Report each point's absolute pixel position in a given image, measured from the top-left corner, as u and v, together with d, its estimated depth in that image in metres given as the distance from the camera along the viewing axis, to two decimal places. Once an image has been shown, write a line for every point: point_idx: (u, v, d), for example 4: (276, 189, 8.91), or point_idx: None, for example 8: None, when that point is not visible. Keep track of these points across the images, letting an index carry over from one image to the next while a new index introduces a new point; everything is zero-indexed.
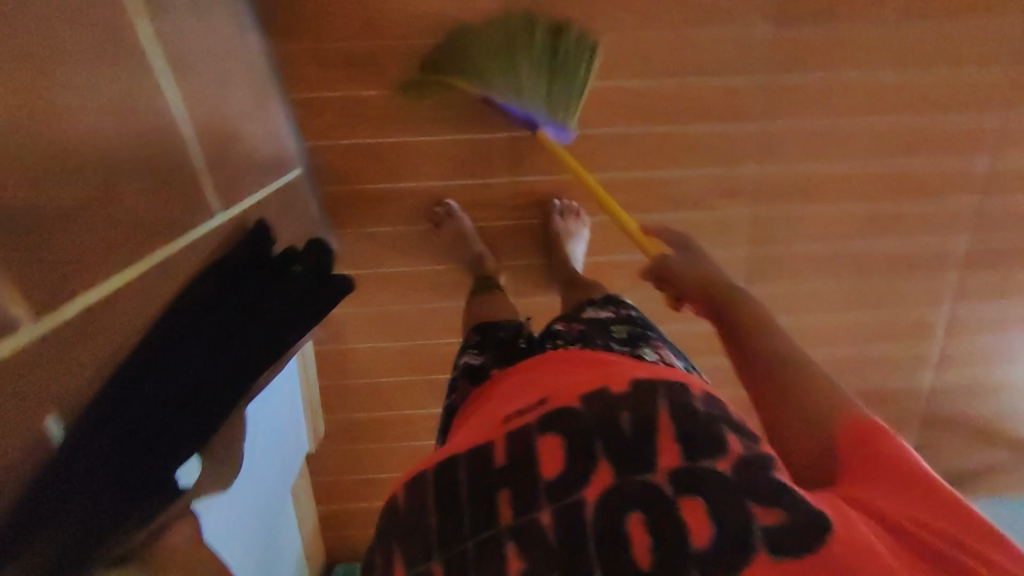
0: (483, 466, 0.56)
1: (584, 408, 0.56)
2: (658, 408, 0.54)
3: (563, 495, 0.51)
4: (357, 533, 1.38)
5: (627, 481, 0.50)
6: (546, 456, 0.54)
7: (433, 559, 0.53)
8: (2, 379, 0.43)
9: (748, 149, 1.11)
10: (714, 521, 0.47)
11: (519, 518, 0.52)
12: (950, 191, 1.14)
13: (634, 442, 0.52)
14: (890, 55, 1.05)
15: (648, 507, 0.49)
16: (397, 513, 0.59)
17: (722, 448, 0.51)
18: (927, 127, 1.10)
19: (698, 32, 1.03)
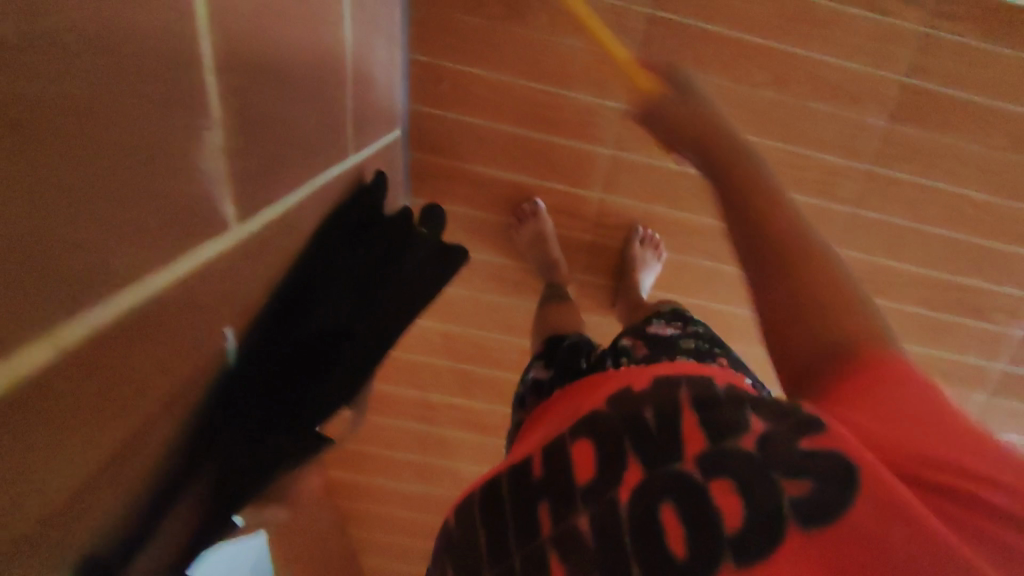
0: (521, 481, 0.53)
1: (611, 407, 0.51)
2: (682, 398, 0.47)
3: (597, 495, 0.47)
4: (348, 504, 1.35)
5: (655, 474, 0.45)
6: (578, 457, 0.50)
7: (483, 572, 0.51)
8: (202, 281, 0.40)
9: (832, 228, 1.15)
10: (745, 500, 0.41)
11: (558, 527, 0.48)
12: (1001, 312, 1.21)
13: (660, 437, 0.46)
14: (987, 176, 1.10)
15: (681, 494, 0.43)
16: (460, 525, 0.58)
17: (745, 426, 0.43)
18: (1001, 253, 1.15)
19: (821, 107, 1.07)
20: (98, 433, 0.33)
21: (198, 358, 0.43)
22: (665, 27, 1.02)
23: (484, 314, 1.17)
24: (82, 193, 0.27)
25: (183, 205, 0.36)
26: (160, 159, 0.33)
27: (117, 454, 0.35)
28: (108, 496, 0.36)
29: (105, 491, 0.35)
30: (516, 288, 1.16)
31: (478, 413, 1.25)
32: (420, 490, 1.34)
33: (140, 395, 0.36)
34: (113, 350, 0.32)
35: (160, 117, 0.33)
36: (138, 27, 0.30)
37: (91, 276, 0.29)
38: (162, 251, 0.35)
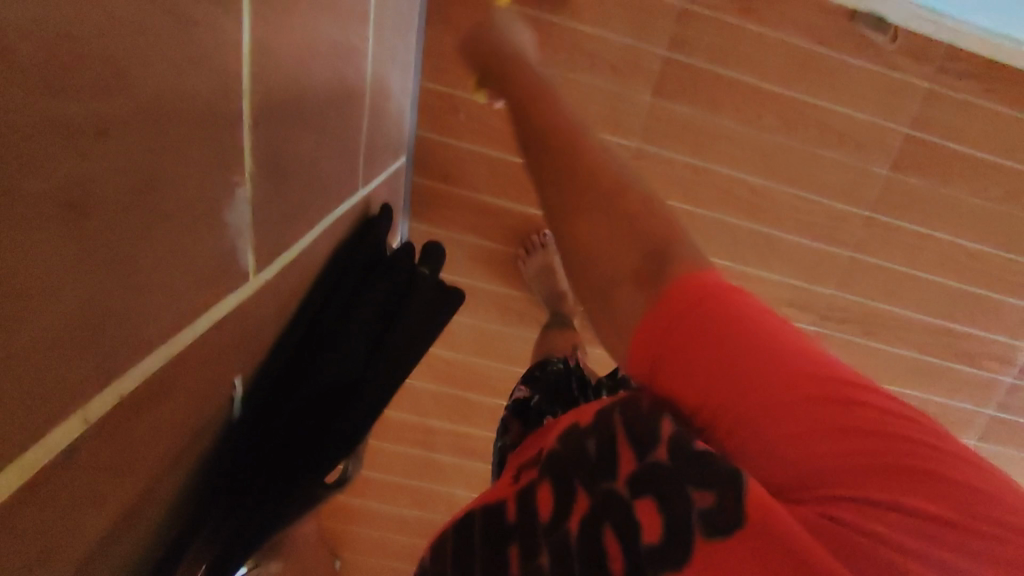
0: (494, 520, 0.53)
1: (561, 441, 0.51)
2: (612, 422, 0.46)
3: (554, 529, 0.47)
4: (338, 528, 1.33)
5: (598, 501, 0.45)
6: (540, 496, 0.50)
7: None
8: (216, 336, 0.39)
9: (834, 272, 1.16)
10: (665, 516, 0.40)
11: (526, 566, 0.48)
12: (992, 359, 1.22)
13: (598, 461, 0.46)
14: (984, 227, 1.12)
15: (614, 515, 0.43)
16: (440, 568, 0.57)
17: (659, 436, 0.42)
18: (996, 302, 1.17)
19: (825, 153, 1.08)
20: (110, 499, 0.32)
21: (210, 407, 0.42)
22: (678, 69, 1.03)
23: (485, 341, 1.16)
24: (107, 256, 0.26)
25: (208, 259, 0.36)
26: (188, 213, 0.33)
27: (116, 518, 0.34)
28: (105, 558, 0.34)
29: (110, 551, 0.35)
30: (518, 316, 1.16)
31: (472, 439, 1.24)
32: (409, 515, 1.31)
33: (149, 454, 0.35)
34: (130, 413, 0.32)
35: (191, 176, 0.33)
36: (180, 86, 0.30)
37: (110, 337, 0.28)
38: (185, 309, 0.35)
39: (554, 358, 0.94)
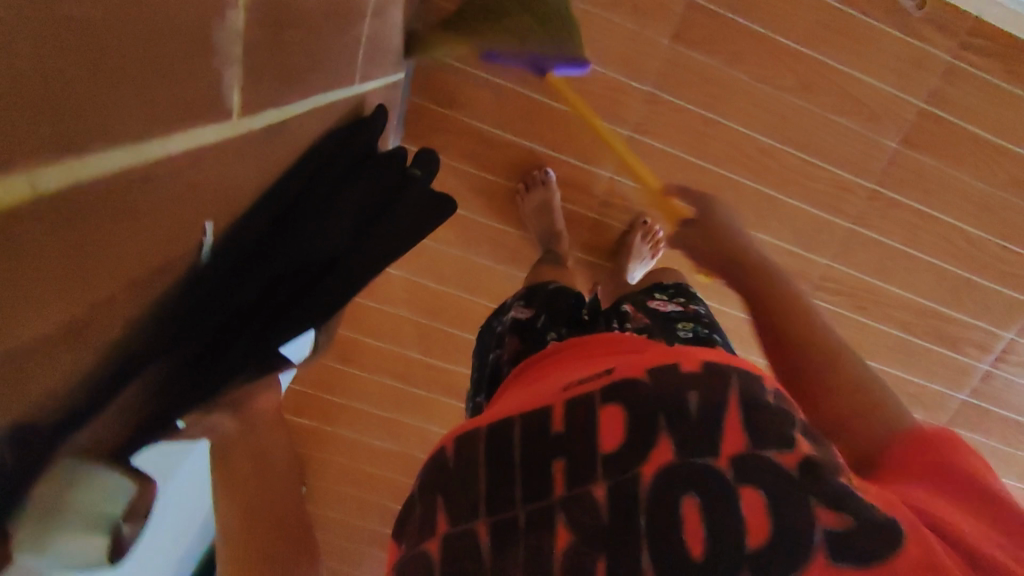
0: (535, 428, 0.55)
1: (652, 380, 0.53)
2: (731, 393, 0.51)
3: (617, 468, 0.50)
4: (307, 453, 1.31)
5: (684, 463, 0.48)
6: (606, 423, 0.52)
7: (479, 517, 0.53)
8: (196, 168, 0.36)
9: (833, 244, 1.14)
10: (774, 515, 0.44)
11: (572, 490, 0.50)
12: (972, 345, 1.23)
13: (698, 424, 0.49)
14: (985, 213, 1.11)
15: (707, 491, 0.47)
16: (460, 460, 0.57)
17: (791, 443, 0.47)
18: (985, 291, 1.17)
19: (838, 120, 1.06)
20: (62, 305, 0.28)
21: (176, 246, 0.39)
22: (702, 16, 1.00)
23: (476, 276, 1.15)
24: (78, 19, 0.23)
25: (193, 82, 0.33)
26: (175, 39, 0.30)
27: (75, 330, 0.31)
28: (60, 376, 0.31)
29: (65, 372, 0.31)
30: (511, 255, 1.14)
31: (451, 375, 1.23)
32: (381, 446, 1.31)
33: (127, 299, 0.35)
34: (103, 235, 0.29)
35: None
36: None
37: (77, 123, 0.24)
38: (168, 120, 0.31)
39: (553, 285, 0.91)
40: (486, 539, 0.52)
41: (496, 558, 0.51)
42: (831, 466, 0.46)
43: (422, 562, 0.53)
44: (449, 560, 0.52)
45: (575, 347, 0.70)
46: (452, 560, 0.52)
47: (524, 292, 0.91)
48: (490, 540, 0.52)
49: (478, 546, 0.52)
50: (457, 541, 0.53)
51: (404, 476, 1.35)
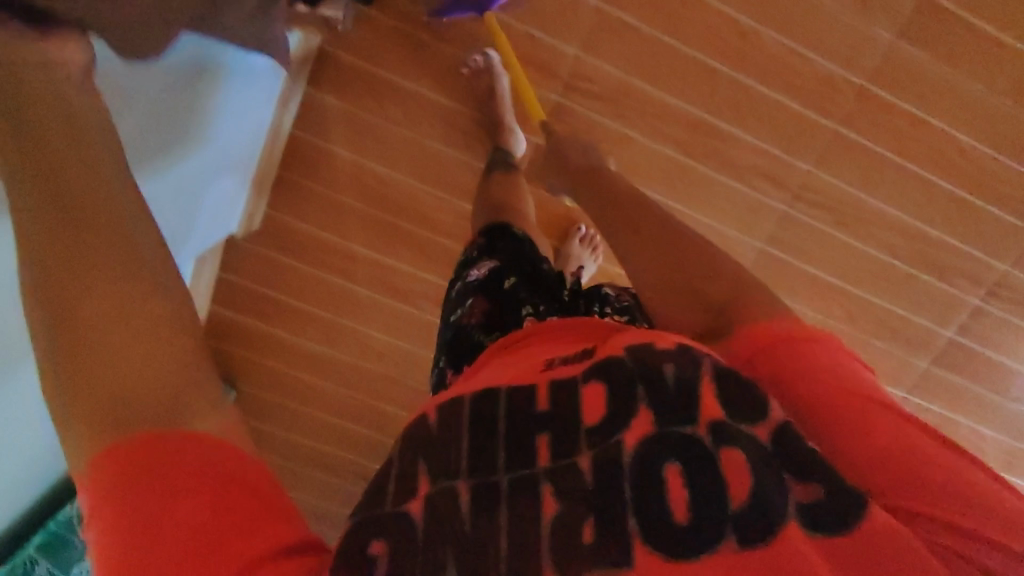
0: (518, 406, 0.44)
1: (629, 355, 0.44)
2: (704, 367, 0.42)
3: (604, 437, 0.40)
4: (240, 354, 1.21)
5: (666, 436, 0.39)
6: (587, 398, 0.42)
7: (460, 478, 0.41)
8: None
9: (814, 147, 1.03)
10: (753, 475, 0.37)
11: (557, 460, 0.41)
12: (962, 277, 1.13)
13: (676, 397, 0.40)
14: (982, 121, 1.01)
15: (688, 458, 0.38)
16: (424, 433, 0.44)
17: (765, 412, 0.40)
18: (978, 212, 1.07)
19: (828, 3, 0.96)
20: None
21: None
22: None
23: (426, 162, 1.06)
24: None
25: None
26: None
27: None
28: None
29: None
30: (466, 140, 1.04)
31: (397, 273, 1.15)
32: (319, 352, 1.22)
33: None
34: None
35: None
36: None
37: None
38: None
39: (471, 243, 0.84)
40: (466, 502, 0.39)
41: (479, 520, 0.38)
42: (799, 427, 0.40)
43: (400, 529, 0.38)
44: (434, 517, 0.38)
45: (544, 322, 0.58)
46: (430, 522, 0.38)
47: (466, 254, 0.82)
48: (470, 501, 0.39)
49: (456, 501, 0.39)
50: (440, 501, 0.39)
51: (344, 387, 1.26)
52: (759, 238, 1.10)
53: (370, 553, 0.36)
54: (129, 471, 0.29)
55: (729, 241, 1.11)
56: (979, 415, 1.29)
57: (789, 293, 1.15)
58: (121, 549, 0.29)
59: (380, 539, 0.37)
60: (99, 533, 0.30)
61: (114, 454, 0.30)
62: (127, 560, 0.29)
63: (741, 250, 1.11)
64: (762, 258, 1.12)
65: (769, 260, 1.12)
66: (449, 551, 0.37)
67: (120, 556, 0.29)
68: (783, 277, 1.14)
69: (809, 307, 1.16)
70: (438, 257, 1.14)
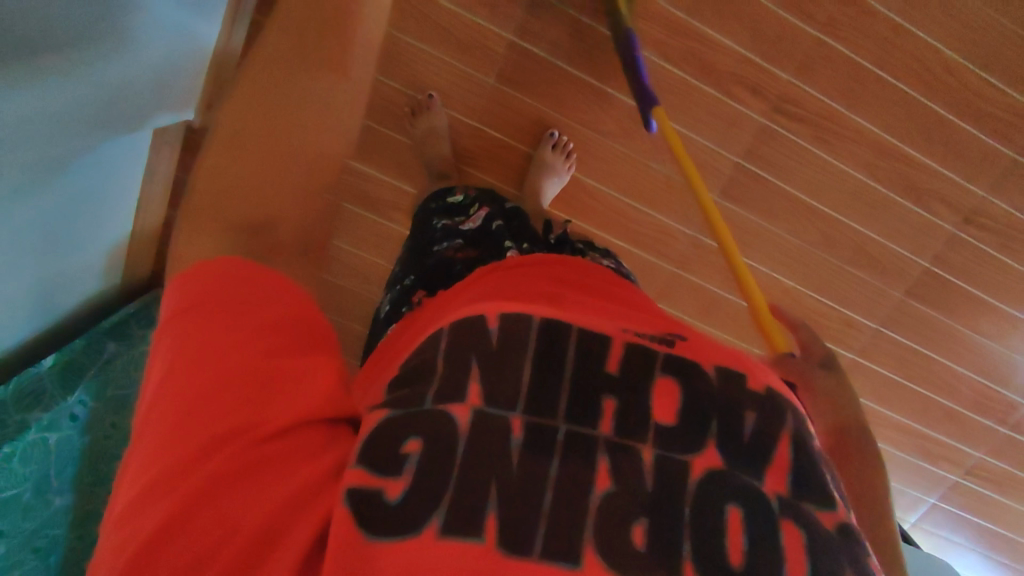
0: (587, 372, 0.42)
1: (718, 379, 0.43)
2: (785, 426, 0.42)
3: (670, 441, 0.40)
4: None
5: (733, 476, 0.39)
6: (660, 397, 0.42)
7: (515, 411, 0.39)
8: None
9: (794, 52, 1.00)
10: (810, 555, 0.36)
11: (617, 436, 0.40)
12: (938, 201, 1.09)
13: (748, 448, 0.40)
14: (966, 29, 0.98)
15: (751, 506, 0.38)
16: (479, 339, 0.42)
17: (834, 505, 0.39)
18: (957, 131, 1.04)
19: None
20: None
21: None
22: None
23: (399, 58, 1.01)
24: None
25: None
26: None
27: None
28: None
29: None
30: (441, 35, 0.99)
31: (368, 181, 1.10)
32: None
33: None
34: None
35: None
36: None
37: None
38: None
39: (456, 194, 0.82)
40: (518, 438, 0.38)
41: (525, 465, 0.37)
42: (865, 539, 0.39)
43: (436, 427, 0.37)
44: (475, 444, 0.37)
45: (579, 272, 0.56)
46: (473, 440, 0.37)
47: (453, 201, 0.81)
48: (524, 437, 0.38)
49: (507, 441, 0.38)
50: (481, 432, 0.38)
51: None
52: (736, 152, 1.08)
53: (402, 451, 0.36)
54: (210, 298, 0.36)
55: (706, 155, 1.08)
56: (962, 359, 1.23)
57: (762, 213, 1.12)
58: (183, 381, 0.33)
59: (415, 436, 0.37)
60: (166, 342, 0.35)
61: (204, 280, 0.36)
62: (184, 371, 0.34)
63: (719, 164, 1.09)
64: (736, 174, 1.09)
65: (745, 175, 1.09)
66: (492, 481, 0.36)
67: (180, 362, 0.34)
68: (756, 194, 1.11)
69: (784, 230, 1.13)
70: (411, 168, 1.09)
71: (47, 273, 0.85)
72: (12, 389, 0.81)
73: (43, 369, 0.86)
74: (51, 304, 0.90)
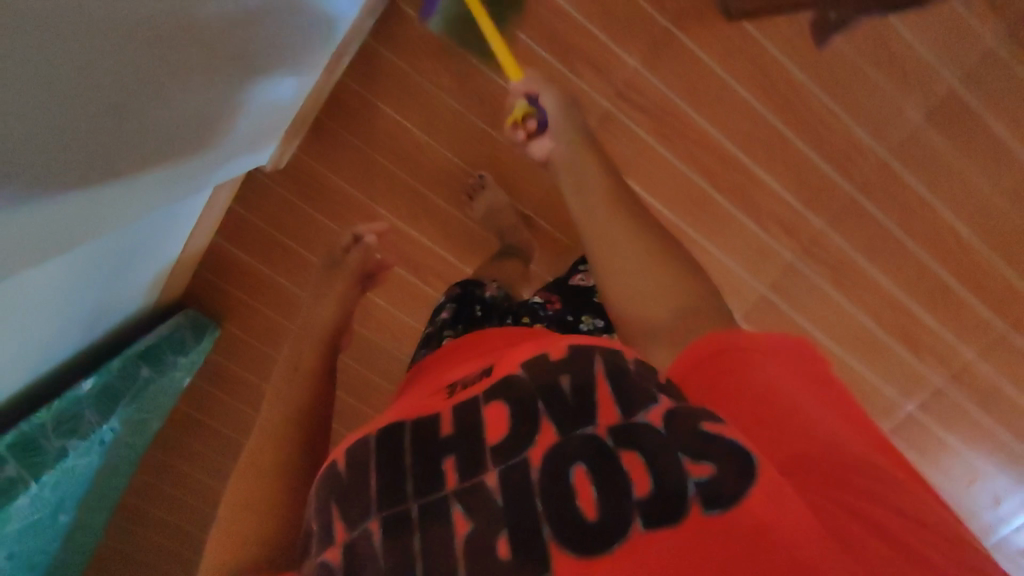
0: (423, 436, 0.50)
1: (525, 372, 0.49)
2: (596, 368, 0.47)
3: (508, 453, 0.46)
4: (229, 293, 1.19)
5: (569, 439, 0.45)
6: (489, 422, 0.48)
7: (372, 520, 0.49)
8: None
9: (829, 206, 1.09)
10: (654, 477, 0.42)
11: (463, 481, 0.47)
12: (932, 356, 1.19)
13: (575, 408, 0.46)
14: (984, 218, 1.06)
15: (592, 458, 0.44)
16: (334, 477, 0.52)
17: (654, 397, 0.44)
18: (960, 301, 1.13)
19: (869, 74, 1.00)
20: None
21: None
22: None
23: (463, 138, 1.07)
24: None
25: None
26: None
27: None
28: None
29: None
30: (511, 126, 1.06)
31: (414, 245, 1.14)
32: None
33: None
34: None
35: None
36: None
37: None
38: None
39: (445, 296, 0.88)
40: (380, 537, 0.47)
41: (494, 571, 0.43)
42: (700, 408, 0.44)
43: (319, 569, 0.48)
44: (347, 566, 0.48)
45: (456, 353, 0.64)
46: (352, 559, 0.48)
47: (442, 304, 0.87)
48: (383, 537, 0.47)
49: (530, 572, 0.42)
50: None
51: None
52: (762, 281, 1.17)
53: None
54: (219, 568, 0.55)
55: (733, 278, 1.17)
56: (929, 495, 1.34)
57: None
58: None
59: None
60: None
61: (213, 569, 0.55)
62: None
63: (744, 288, 1.18)
64: (759, 301, 1.18)
65: (765, 302, 1.18)
66: None
67: None
68: (773, 321, 1.20)
69: None
70: (472, 244, 1.13)
71: (100, 299, 0.87)
72: (53, 411, 0.82)
73: (82, 393, 0.87)
74: (97, 323, 0.91)
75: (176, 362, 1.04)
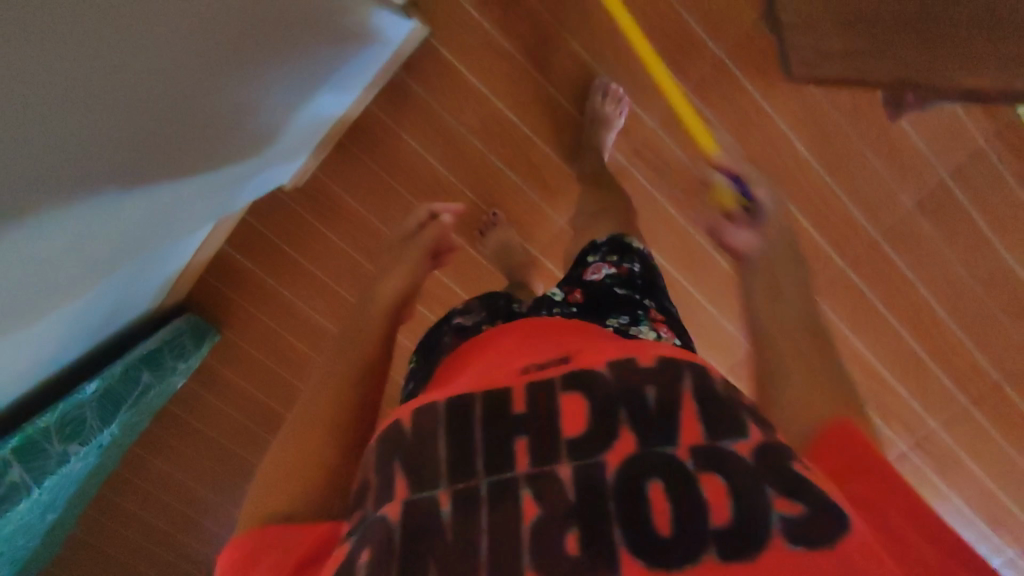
0: (494, 409, 0.45)
1: (611, 371, 0.44)
2: (684, 385, 0.43)
3: (583, 450, 0.41)
4: (232, 299, 1.19)
5: (654, 451, 0.41)
6: (567, 411, 0.43)
7: (437, 489, 0.42)
8: None
9: (819, 274, 1.16)
10: (735, 506, 0.38)
11: (537, 466, 0.42)
12: (898, 422, 1.26)
13: (654, 417, 0.42)
14: (960, 301, 1.13)
15: (669, 474, 0.40)
16: (396, 437, 0.46)
17: (745, 431, 0.41)
18: (930, 375, 1.20)
19: (868, 159, 1.06)
20: None
21: None
22: None
23: (484, 176, 1.10)
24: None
25: None
26: None
27: None
28: None
29: None
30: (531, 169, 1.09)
31: None
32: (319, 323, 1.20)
33: None
34: None
35: None
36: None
37: None
38: None
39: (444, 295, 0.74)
40: (446, 510, 0.41)
41: None
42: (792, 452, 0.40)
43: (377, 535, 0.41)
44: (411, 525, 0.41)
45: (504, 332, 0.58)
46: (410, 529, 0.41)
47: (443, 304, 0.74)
48: (451, 512, 0.41)
49: None
50: None
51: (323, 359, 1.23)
52: None
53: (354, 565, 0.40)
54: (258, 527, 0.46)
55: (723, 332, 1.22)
56: None
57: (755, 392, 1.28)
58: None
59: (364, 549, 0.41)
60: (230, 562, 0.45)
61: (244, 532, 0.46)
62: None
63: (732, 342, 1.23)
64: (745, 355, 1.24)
65: None
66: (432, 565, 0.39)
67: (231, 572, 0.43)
68: None
69: None
70: (476, 276, 1.16)
71: (113, 304, 0.88)
72: (57, 415, 0.82)
73: (84, 397, 0.87)
74: (109, 326, 0.93)
75: (175, 366, 1.07)
